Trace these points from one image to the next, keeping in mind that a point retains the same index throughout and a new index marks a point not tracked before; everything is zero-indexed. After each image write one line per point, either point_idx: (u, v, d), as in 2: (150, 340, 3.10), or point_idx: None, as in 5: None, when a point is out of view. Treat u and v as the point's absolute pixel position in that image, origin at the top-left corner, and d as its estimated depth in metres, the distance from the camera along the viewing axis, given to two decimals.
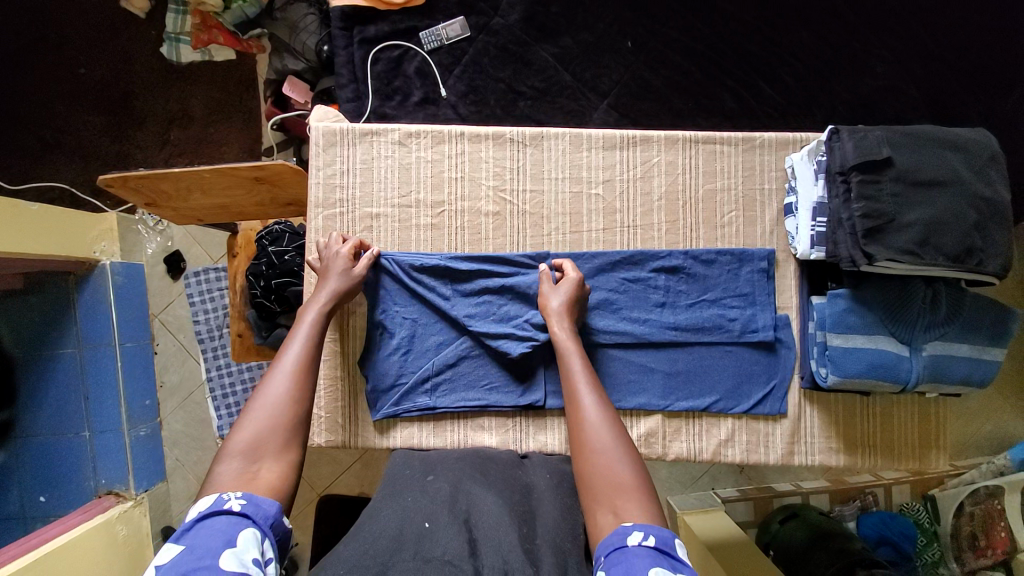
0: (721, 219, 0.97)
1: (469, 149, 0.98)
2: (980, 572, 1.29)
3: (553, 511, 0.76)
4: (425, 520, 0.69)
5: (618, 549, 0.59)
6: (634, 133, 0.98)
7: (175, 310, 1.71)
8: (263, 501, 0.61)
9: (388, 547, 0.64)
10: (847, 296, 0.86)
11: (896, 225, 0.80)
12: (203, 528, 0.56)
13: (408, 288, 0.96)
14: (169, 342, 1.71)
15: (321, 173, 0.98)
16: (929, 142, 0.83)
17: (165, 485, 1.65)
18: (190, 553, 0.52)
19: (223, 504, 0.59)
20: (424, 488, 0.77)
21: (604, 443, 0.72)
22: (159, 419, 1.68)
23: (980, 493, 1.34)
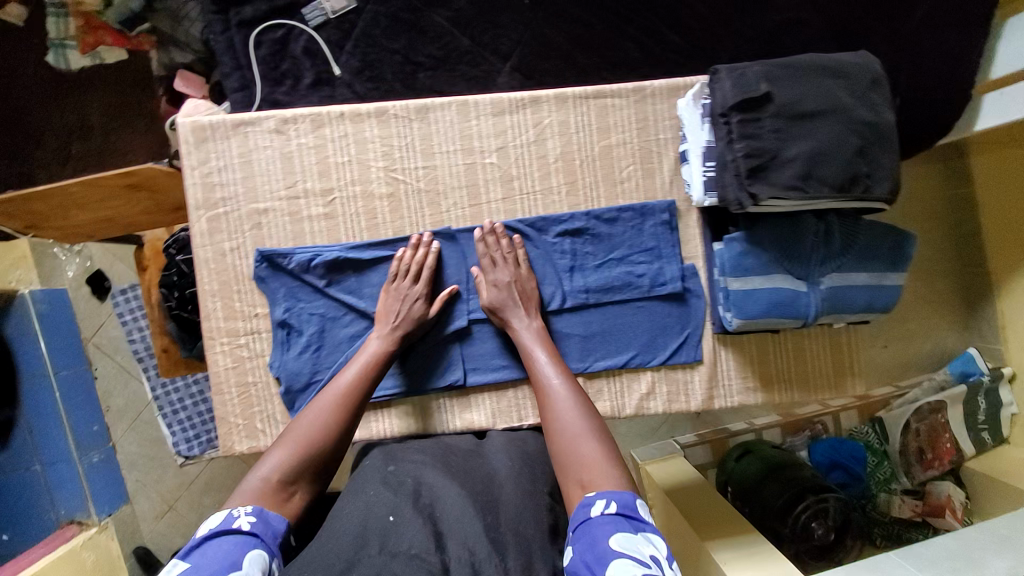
0: (621, 175, 0.96)
1: (352, 129, 0.93)
2: (931, 482, 1.44)
3: (515, 495, 0.75)
4: (388, 514, 0.69)
5: (583, 523, 0.65)
6: (523, 95, 0.94)
7: (108, 331, 1.64)
8: (271, 519, 0.68)
9: (352, 543, 0.65)
10: (743, 239, 0.85)
11: (780, 161, 0.78)
12: (211, 544, 0.61)
13: (308, 283, 0.92)
14: (108, 365, 1.64)
15: (197, 172, 0.92)
16: (809, 73, 0.81)
17: (130, 508, 1.62)
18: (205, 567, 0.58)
19: (232, 522, 0.65)
20: (386, 480, 0.76)
21: (577, 429, 0.77)
22: (113, 443, 1.62)
23: (925, 411, 1.46)
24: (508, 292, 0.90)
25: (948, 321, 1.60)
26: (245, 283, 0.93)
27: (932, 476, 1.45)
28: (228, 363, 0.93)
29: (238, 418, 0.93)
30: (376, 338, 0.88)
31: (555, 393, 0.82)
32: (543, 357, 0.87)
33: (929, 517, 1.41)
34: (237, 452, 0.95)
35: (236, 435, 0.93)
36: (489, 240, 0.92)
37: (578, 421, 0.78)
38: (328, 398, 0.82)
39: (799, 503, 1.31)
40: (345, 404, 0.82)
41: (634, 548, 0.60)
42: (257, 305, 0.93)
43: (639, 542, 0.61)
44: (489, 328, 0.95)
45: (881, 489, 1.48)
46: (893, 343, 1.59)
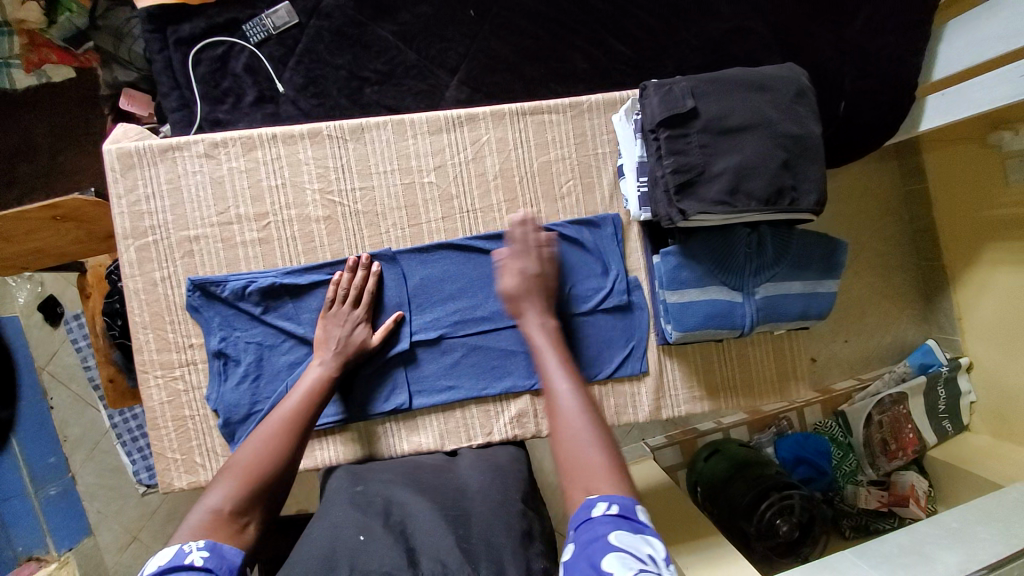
0: (560, 191, 0.96)
1: (285, 151, 0.91)
2: (896, 473, 1.43)
3: (487, 506, 0.73)
4: (358, 533, 0.67)
5: (584, 525, 0.59)
6: (459, 112, 0.94)
7: (63, 359, 1.57)
8: (227, 552, 0.62)
9: (319, 566, 0.62)
10: (677, 252, 0.86)
11: (706, 177, 0.80)
12: None
13: (246, 311, 0.91)
14: (64, 394, 1.57)
15: (124, 201, 0.90)
16: (735, 88, 0.82)
17: (92, 540, 1.55)
18: None
19: (183, 557, 0.59)
20: (355, 501, 0.75)
21: (581, 432, 0.68)
22: (72, 474, 1.56)
23: (887, 402, 1.46)
24: (533, 284, 0.86)
25: (907, 315, 1.62)
26: (178, 313, 0.91)
27: (897, 467, 1.45)
28: (163, 396, 0.92)
29: (175, 452, 0.92)
30: (316, 363, 0.86)
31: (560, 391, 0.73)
32: (554, 355, 0.79)
33: (894, 508, 1.39)
34: (177, 488, 0.93)
35: (174, 470, 0.92)
36: (522, 230, 0.89)
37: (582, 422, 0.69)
38: (269, 426, 0.78)
39: (764, 501, 1.24)
40: (289, 429, 0.78)
41: (636, 547, 0.56)
42: (192, 335, 0.92)
43: (640, 542, 0.57)
44: (434, 349, 0.95)
45: (848, 481, 1.47)
46: (856, 340, 1.60)
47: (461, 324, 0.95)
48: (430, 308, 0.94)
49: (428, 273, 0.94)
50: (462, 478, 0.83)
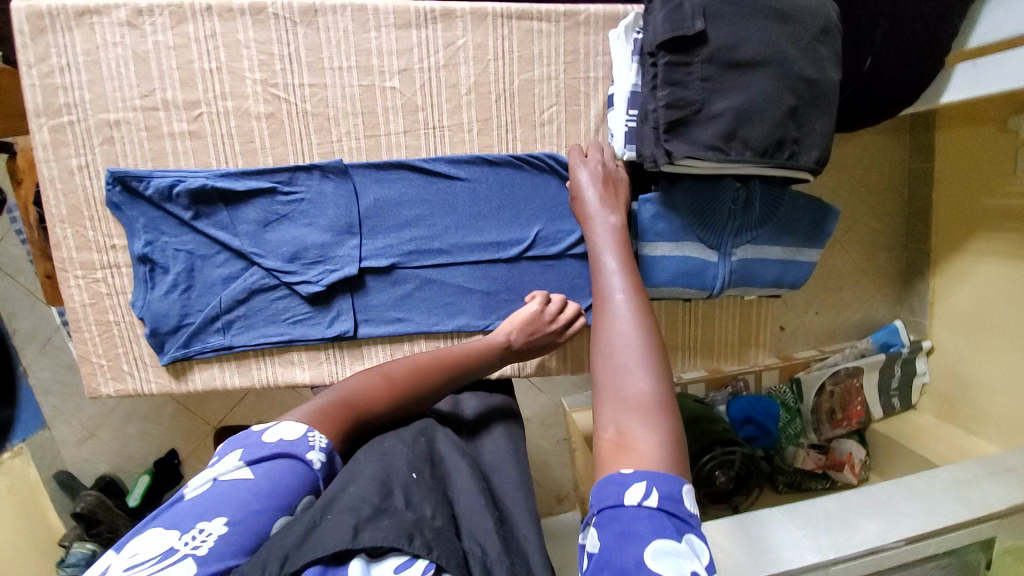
0: (541, 116, 0.85)
1: (221, 29, 0.77)
2: (837, 439, 1.47)
3: (514, 477, 0.66)
4: (411, 469, 0.57)
5: (613, 506, 0.46)
6: (434, 5, 0.79)
7: (8, 249, 1.47)
8: (334, 462, 0.59)
9: (377, 487, 0.51)
10: (657, 201, 0.79)
11: (703, 116, 0.70)
12: (273, 466, 0.53)
13: (173, 215, 0.82)
14: (9, 285, 1.48)
15: (35, 71, 0.76)
16: (754, 11, 0.69)
17: (48, 432, 1.55)
18: (253, 495, 0.50)
19: (305, 447, 0.56)
20: (400, 435, 0.64)
21: (627, 351, 0.56)
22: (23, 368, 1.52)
23: (841, 373, 1.47)
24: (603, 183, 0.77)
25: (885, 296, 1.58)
26: (97, 208, 0.81)
27: (839, 434, 1.49)
28: (86, 298, 0.84)
29: (102, 357, 0.87)
30: (502, 330, 0.76)
31: (614, 301, 0.62)
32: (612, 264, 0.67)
33: (828, 471, 1.47)
34: (105, 393, 0.89)
35: (99, 375, 0.87)
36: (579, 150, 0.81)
37: (635, 341, 0.56)
38: (429, 355, 0.73)
39: (705, 454, 1.25)
40: (439, 382, 0.71)
41: (673, 569, 0.41)
42: (114, 235, 0.82)
43: (681, 556, 0.42)
44: (385, 278, 0.88)
45: (790, 443, 1.48)
46: (830, 312, 1.58)
47: (416, 254, 0.87)
48: (383, 233, 0.86)
49: (383, 195, 0.85)
50: (464, 422, 0.75)
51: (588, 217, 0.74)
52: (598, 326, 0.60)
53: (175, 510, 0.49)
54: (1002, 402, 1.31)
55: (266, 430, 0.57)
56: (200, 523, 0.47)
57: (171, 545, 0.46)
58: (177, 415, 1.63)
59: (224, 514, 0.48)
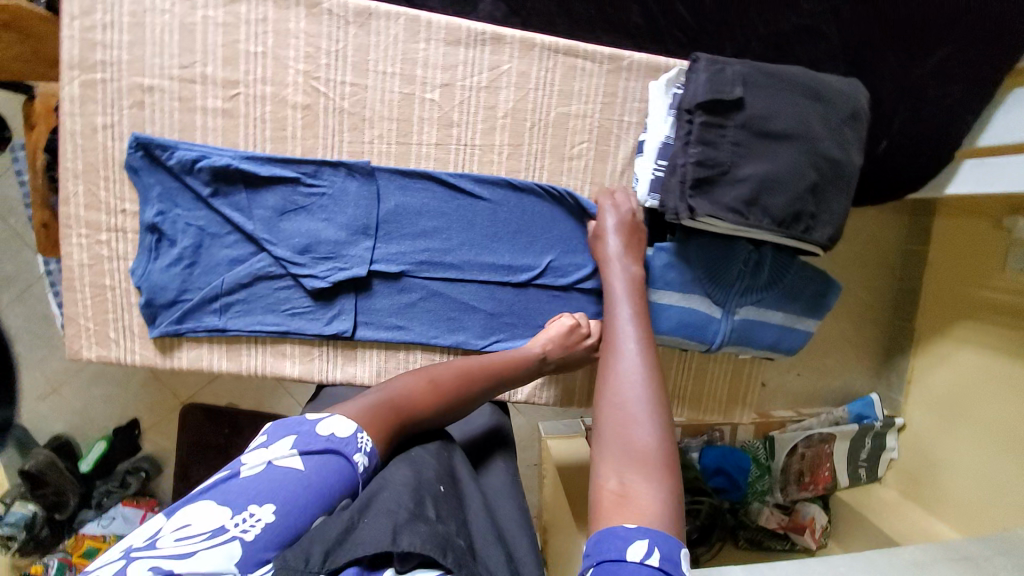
0: (571, 151, 0.87)
1: (274, 16, 0.78)
2: (801, 502, 1.48)
3: (520, 511, 0.69)
4: (438, 483, 0.61)
5: (612, 559, 0.46)
6: (486, 28, 0.81)
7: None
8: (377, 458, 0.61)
9: (410, 496, 0.56)
10: (671, 250, 0.80)
11: (729, 179, 0.72)
12: (324, 457, 0.55)
13: (190, 189, 0.81)
14: None
15: (77, 23, 0.76)
16: (790, 88, 0.73)
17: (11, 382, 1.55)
18: (304, 484, 0.52)
19: (354, 445, 0.58)
20: (428, 445, 0.68)
21: (635, 403, 0.58)
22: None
23: (815, 438, 1.48)
24: (626, 231, 0.79)
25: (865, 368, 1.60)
26: (114, 170, 0.80)
27: (804, 497, 1.50)
28: (85, 258, 0.82)
29: (89, 321, 0.84)
30: (538, 344, 0.81)
31: (624, 348, 0.64)
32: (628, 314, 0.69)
33: (790, 532, 1.46)
34: (86, 357, 0.87)
35: (83, 338, 0.85)
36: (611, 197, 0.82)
37: (643, 395, 0.59)
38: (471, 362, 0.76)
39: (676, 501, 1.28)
40: (484, 387, 0.74)
41: None
42: (125, 199, 0.81)
43: None
44: (392, 284, 0.88)
45: (756, 498, 1.50)
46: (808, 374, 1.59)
47: (426, 265, 0.87)
48: (398, 240, 0.86)
49: (404, 202, 0.85)
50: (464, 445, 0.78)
51: (609, 261, 0.78)
52: (607, 372, 0.62)
53: (229, 484, 0.51)
54: (974, 489, 1.31)
55: (319, 420, 0.58)
56: (251, 506, 0.49)
57: (222, 524, 0.47)
58: (147, 386, 1.64)
59: (273, 502, 0.50)
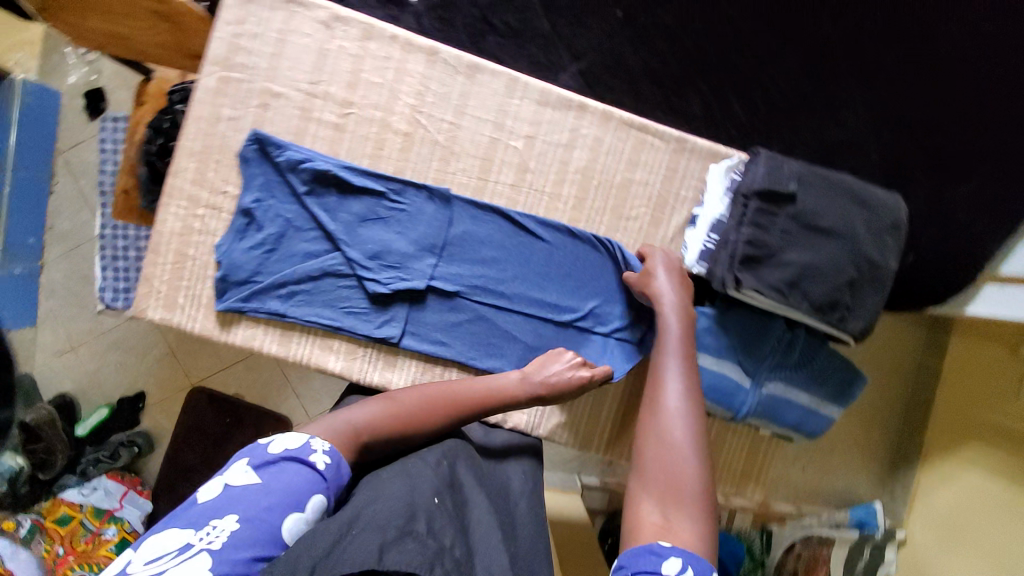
0: (628, 212, 0.95)
1: (397, 56, 0.90)
2: None
3: (529, 513, 0.82)
4: (433, 496, 0.71)
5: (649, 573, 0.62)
6: (573, 97, 0.92)
7: (83, 152, 1.78)
8: (341, 464, 0.72)
9: (401, 513, 0.65)
10: (711, 315, 0.86)
11: (775, 261, 0.80)
12: (286, 469, 0.68)
13: (289, 185, 0.90)
14: (68, 184, 1.78)
15: (229, 31, 0.88)
16: (838, 192, 0.82)
17: (33, 333, 1.80)
18: (263, 494, 0.65)
19: (309, 453, 0.70)
20: (427, 458, 0.77)
21: (682, 453, 0.73)
22: (42, 263, 1.79)
23: (813, 541, 1.46)
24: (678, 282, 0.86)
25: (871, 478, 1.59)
26: (227, 156, 0.90)
27: None
28: (177, 226, 0.90)
29: (163, 284, 0.91)
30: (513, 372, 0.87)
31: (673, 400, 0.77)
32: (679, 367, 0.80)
33: None
34: (148, 318, 0.92)
35: (152, 299, 0.91)
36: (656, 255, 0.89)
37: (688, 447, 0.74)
38: (437, 388, 0.84)
39: None
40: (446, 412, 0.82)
41: None
42: (229, 183, 0.90)
43: None
44: (446, 302, 0.94)
45: None
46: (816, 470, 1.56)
47: (480, 290, 0.94)
48: (459, 262, 0.93)
49: (471, 229, 0.93)
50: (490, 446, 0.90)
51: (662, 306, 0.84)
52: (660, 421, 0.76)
53: (189, 511, 0.65)
54: None
55: (270, 443, 0.71)
56: (214, 521, 0.63)
57: (190, 540, 0.61)
58: (162, 359, 1.84)
59: (233, 513, 0.64)
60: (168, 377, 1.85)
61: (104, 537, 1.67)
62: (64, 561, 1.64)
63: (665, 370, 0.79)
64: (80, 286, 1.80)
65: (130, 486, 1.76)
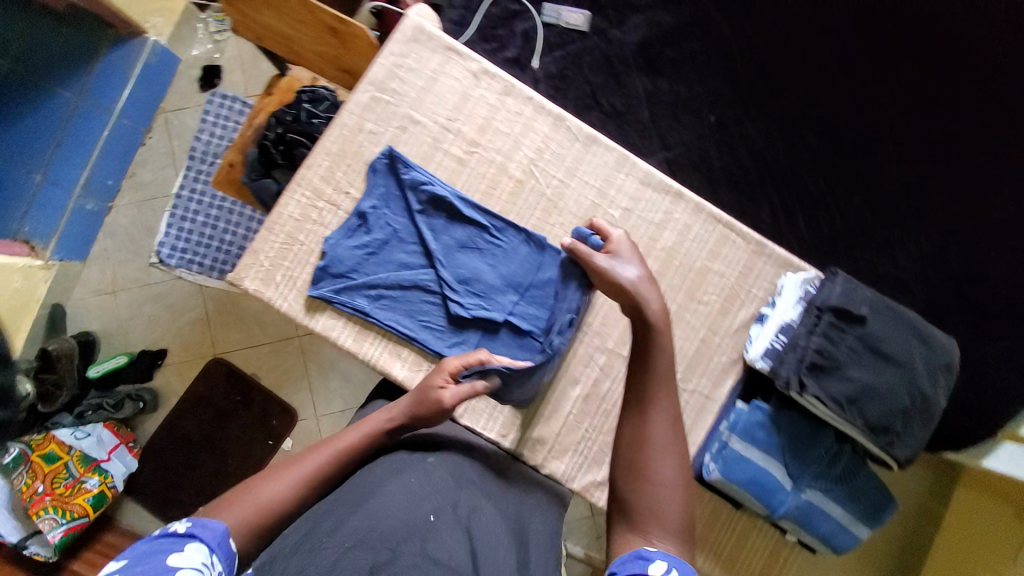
0: (700, 297, 1.00)
1: (528, 114, 1.01)
2: None
3: (543, 535, 0.85)
4: (429, 513, 0.75)
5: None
6: (672, 184, 1.01)
7: (183, 116, 1.89)
8: (210, 522, 0.67)
9: (396, 530, 0.69)
10: (767, 412, 0.91)
11: (840, 375, 0.88)
12: (140, 548, 0.61)
13: (406, 200, 0.98)
14: (160, 141, 1.88)
15: (392, 59, 1.00)
16: (905, 326, 0.92)
17: (81, 267, 1.85)
18: (133, 564, 0.59)
19: (166, 528, 0.64)
20: (426, 476, 0.81)
21: (664, 473, 0.72)
22: (111, 205, 1.87)
23: None
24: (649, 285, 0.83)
25: None
26: (358, 162, 0.99)
27: None
28: (295, 213, 0.98)
29: (266, 259, 0.97)
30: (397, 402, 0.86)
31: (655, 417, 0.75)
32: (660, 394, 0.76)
33: None
34: (241, 286, 0.98)
35: (251, 270, 0.97)
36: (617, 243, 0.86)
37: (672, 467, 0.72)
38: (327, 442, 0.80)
39: None
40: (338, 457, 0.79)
41: None
42: (353, 186, 0.98)
43: None
44: (515, 338, 0.98)
45: None
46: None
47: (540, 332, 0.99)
48: (536, 305, 0.99)
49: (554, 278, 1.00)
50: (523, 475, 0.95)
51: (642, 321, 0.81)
52: (644, 443, 0.73)
53: None
54: None
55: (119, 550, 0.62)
56: None
57: None
58: (195, 322, 1.87)
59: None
60: (194, 343, 1.87)
61: (84, 487, 1.64)
62: (38, 501, 1.59)
63: (654, 400, 0.75)
64: (140, 236, 1.86)
65: (122, 441, 1.76)
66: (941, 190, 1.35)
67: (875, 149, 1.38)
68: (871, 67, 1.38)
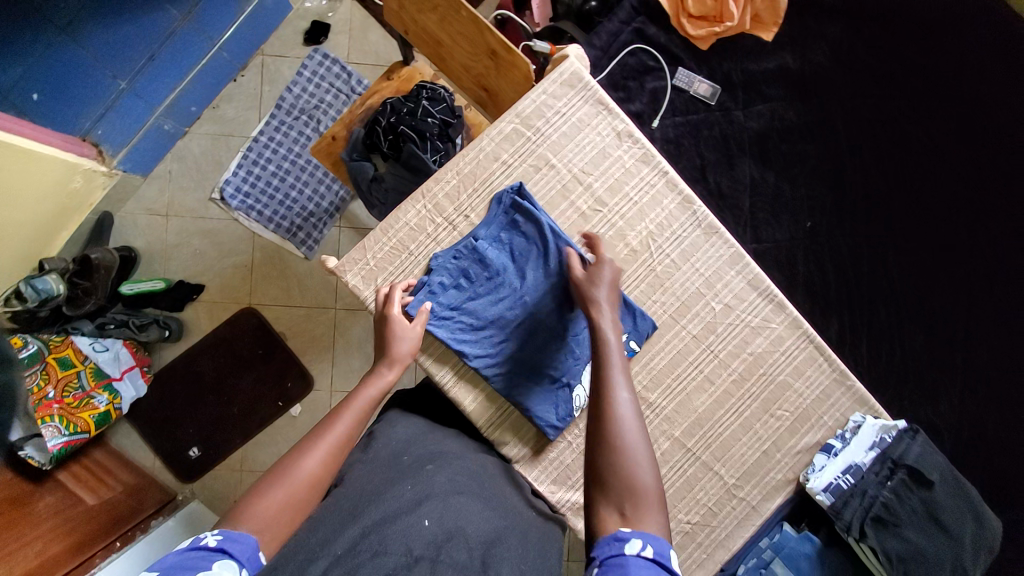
0: (774, 411, 1.00)
1: (658, 187, 1.01)
2: None
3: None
4: (423, 519, 0.68)
5: (615, 560, 0.63)
6: (778, 295, 1.01)
7: (280, 64, 1.80)
8: (239, 537, 0.64)
9: (388, 535, 0.65)
10: (815, 545, 0.97)
11: (896, 531, 0.92)
12: (172, 558, 0.58)
13: (520, 238, 0.98)
14: (252, 82, 1.81)
15: (543, 97, 0.99)
16: (966, 500, 0.95)
17: (140, 182, 1.78)
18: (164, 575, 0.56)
19: (198, 540, 0.61)
20: (423, 481, 0.77)
21: (632, 439, 0.74)
22: (185, 129, 1.79)
23: None
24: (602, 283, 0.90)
25: None
26: (485, 189, 0.99)
27: None
28: (411, 221, 0.99)
29: (372, 260, 0.98)
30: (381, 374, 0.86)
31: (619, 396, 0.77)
32: (617, 372, 0.80)
33: None
34: (342, 277, 0.99)
35: (356, 265, 0.98)
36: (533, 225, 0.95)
37: (636, 431, 0.75)
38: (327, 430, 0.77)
39: None
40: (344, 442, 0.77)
41: None
42: (474, 213, 0.99)
43: None
44: (527, 335, 0.97)
45: None
46: None
47: (550, 337, 0.98)
48: None
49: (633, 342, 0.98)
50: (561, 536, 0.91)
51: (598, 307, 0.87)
52: (609, 417, 0.76)
53: None
54: None
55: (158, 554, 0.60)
56: None
57: None
58: (238, 269, 1.81)
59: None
60: (231, 287, 1.81)
61: (92, 402, 1.57)
62: (45, 407, 1.49)
63: (610, 388, 0.78)
64: (208, 168, 1.80)
65: (137, 363, 1.70)
66: (1004, 357, 1.36)
67: (955, 298, 1.38)
68: (975, 219, 1.38)
